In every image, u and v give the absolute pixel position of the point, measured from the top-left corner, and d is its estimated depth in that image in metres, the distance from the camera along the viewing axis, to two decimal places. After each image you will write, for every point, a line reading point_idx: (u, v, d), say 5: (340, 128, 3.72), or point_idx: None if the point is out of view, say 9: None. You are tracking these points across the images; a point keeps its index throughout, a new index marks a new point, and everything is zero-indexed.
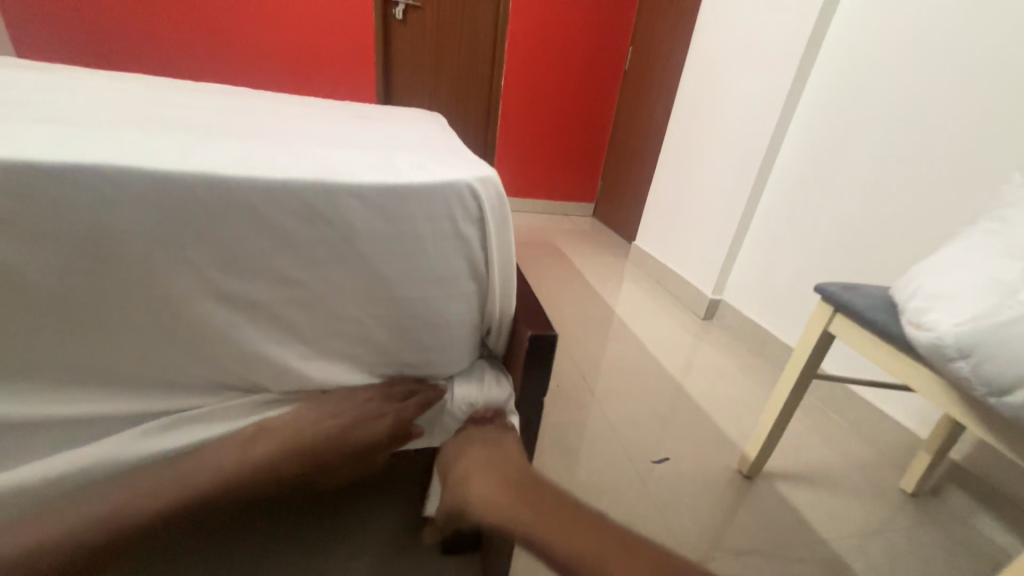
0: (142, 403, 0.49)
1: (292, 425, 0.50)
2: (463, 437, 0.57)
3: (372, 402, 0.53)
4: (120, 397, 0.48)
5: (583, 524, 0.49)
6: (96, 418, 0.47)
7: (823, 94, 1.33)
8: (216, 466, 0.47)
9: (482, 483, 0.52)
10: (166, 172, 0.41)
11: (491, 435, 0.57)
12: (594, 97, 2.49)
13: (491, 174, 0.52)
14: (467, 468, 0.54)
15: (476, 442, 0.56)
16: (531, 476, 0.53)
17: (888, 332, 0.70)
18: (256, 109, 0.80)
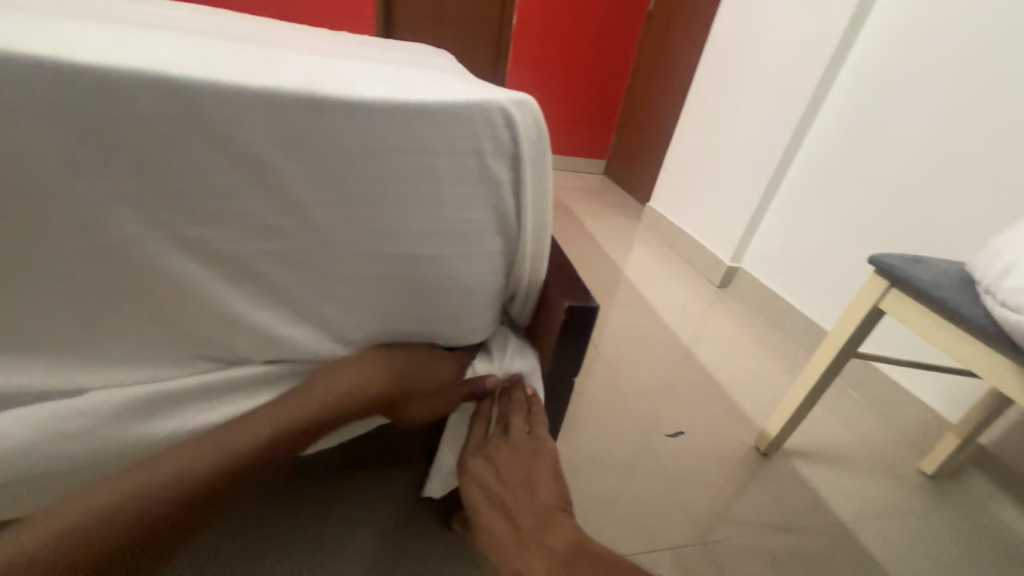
0: (98, 372, 0.40)
1: (329, 381, 0.43)
2: (485, 468, 0.49)
3: (408, 352, 0.47)
4: (64, 366, 0.39)
5: None
6: (36, 392, 0.39)
7: (882, 37, 1.17)
8: (248, 431, 0.41)
9: (528, 553, 0.44)
10: (89, 68, 0.30)
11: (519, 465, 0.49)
12: (613, 39, 2.27)
13: (528, 96, 0.40)
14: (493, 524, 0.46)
15: (502, 478, 0.48)
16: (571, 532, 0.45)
17: (960, 314, 0.61)
18: (223, 15, 0.65)
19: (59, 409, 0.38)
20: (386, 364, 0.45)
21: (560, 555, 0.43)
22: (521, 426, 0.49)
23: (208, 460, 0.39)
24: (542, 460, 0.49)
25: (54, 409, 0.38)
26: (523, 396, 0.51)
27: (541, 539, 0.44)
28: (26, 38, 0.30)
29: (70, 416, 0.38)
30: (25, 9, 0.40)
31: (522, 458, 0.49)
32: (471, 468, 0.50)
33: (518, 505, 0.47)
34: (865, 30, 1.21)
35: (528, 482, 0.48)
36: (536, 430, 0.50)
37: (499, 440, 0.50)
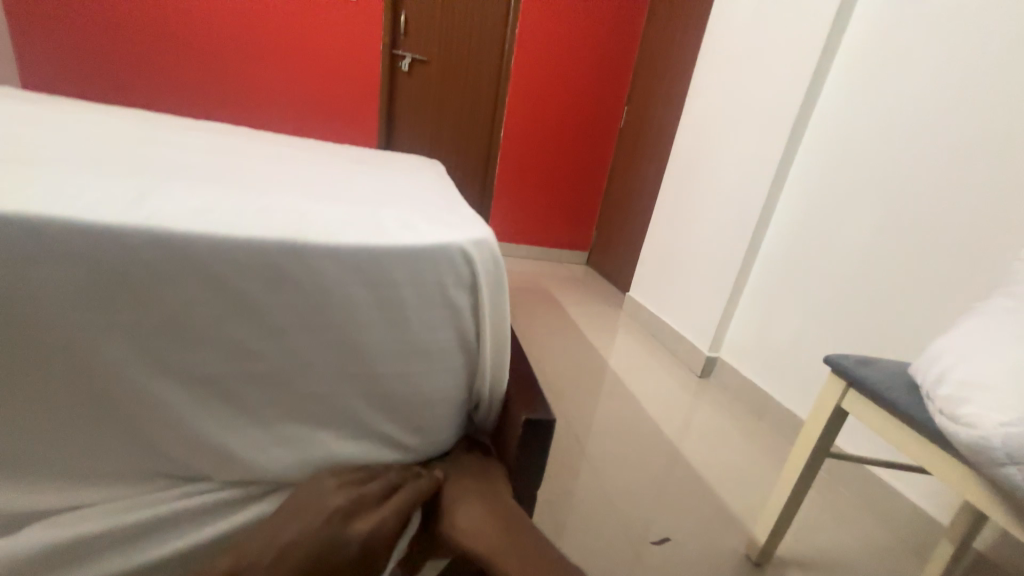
0: (40, 498, 0.40)
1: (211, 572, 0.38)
2: (454, 492, 0.47)
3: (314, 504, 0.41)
4: (12, 486, 0.39)
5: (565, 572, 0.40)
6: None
7: (814, 159, 1.35)
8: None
9: (474, 506, 0.45)
10: (107, 223, 0.35)
11: (485, 489, 0.47)
12: (589, 151, 2.56)
13: (486, 237, 0.47)
14: (450, 495, 0.46)
15: (470, 499, 0.45)
16: (518, 516, 0.45)
17: (910, 415, 0.65)
18: (244, 146, 0.76)
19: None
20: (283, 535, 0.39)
21: (503, 518, 0.44)
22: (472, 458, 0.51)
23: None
24: (495, 467, 0.50)
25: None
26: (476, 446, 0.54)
27: (488, 500, 0.46)
28: (62, 196, 0.36)
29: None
30: (77, 158, 0.48)
31: (486, 483, 0.47)
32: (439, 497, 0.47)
33: (494, 521, 0.44)
34: (800, 152, 1.40)
35: (484, 473, 0.49)
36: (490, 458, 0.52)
37: (455, 457, 0.51)
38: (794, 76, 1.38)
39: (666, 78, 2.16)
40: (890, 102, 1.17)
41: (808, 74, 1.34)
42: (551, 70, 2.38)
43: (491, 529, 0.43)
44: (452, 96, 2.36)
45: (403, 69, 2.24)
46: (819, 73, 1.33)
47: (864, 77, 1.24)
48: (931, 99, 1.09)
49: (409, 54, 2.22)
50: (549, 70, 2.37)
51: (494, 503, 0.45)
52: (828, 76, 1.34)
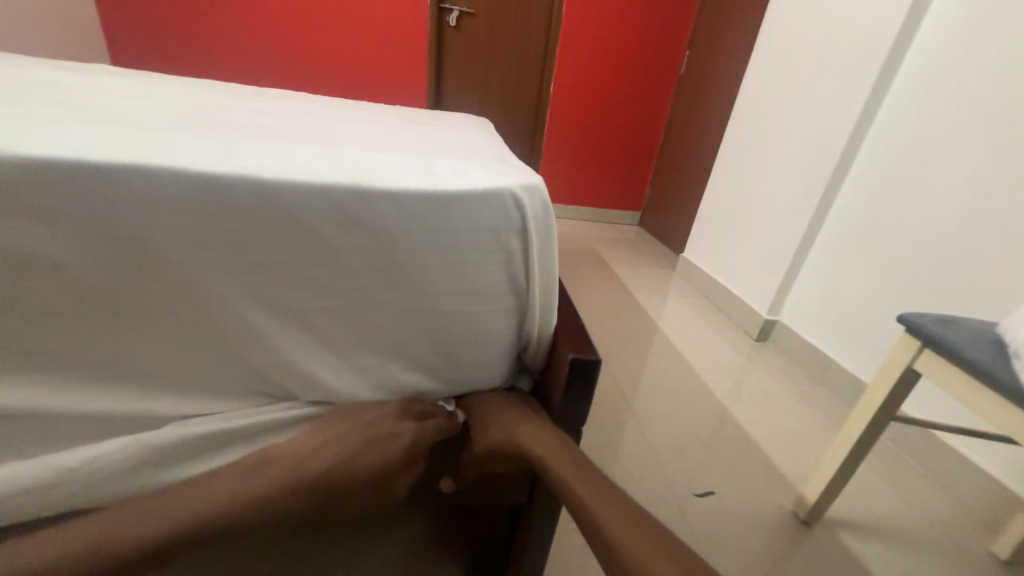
0: (161, 404, 0.47)
1: (310, 445, 0.46)
2: (511, 418, 0.51)
3: (387, 419, 0.49)
4: (123, 396, 0.46)
5: (613, 491, 0.46)
6: (112, 416, 0.46)
7: (908, 99, 1.19)
8: (209, 498, 0.42)
9: (535, 429, 0.49)
10: (210, 173, 0.40)
11: (538, 416, 0.51)
12: (645, 102, 2.41)
13: (536, 183, 0.49)
14: (511, 419, 0.50)
15: (526, 422, 0.50)
16: (573, 443, 0.50)
17: (992, 376, 0.60)
18: (305, 107, 0.81)
19: (63, 461, 0.43)
20: (371, 428, 0.47)
21: (562, 439, 0.49)
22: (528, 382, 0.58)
23: (190, 515, 0.41)
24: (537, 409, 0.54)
25: (58, 464, 0.43)
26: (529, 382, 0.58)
27: (548, 427, 0.50)
28: (169, 153, 0.42)
29: (84, 468, 0.43)
30: (169, 121, 0.53)
31: (538, 414, 0.52)
32: (490, 419, 0.52)
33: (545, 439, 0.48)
34: (893, 90, 1.23)
35: (535, 408, 0.53)
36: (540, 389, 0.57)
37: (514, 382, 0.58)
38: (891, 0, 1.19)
39: (735, 13, 1.94)
40: (1012, 24, 0.99)
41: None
42: (605, 13, 2.21)
43: (540, 445, 0.47)
44: (500, 49, 2.29)
45: (451, 24, 2.20)
46: None
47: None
48: None
49: (457, 8, 2.17)
50: (602, 13, 2.21)
51: (548, 427, 0.50)
52: None
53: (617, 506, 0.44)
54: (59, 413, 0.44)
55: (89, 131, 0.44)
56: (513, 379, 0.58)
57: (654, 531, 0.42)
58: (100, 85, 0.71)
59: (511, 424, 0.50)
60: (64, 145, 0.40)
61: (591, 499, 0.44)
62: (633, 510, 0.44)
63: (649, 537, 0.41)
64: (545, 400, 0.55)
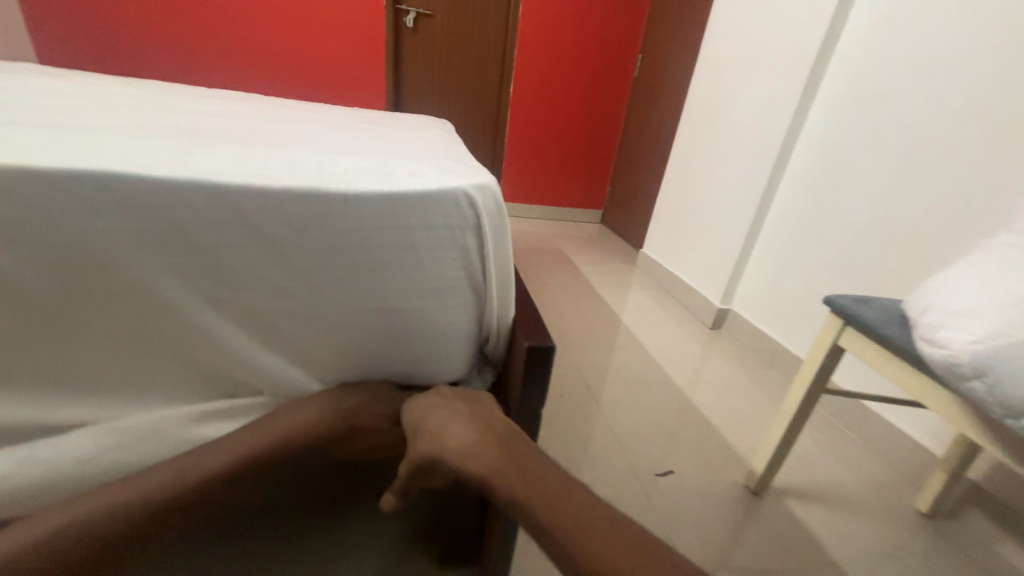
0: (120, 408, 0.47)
1: (251, 428, 0.47)
2: (442, 418, 0.51)
3: (365, 390, 0.52)
4: (75, 404, 0.46)
5: (551, 479, 0.47)
6: (70, 423, 0.46)
7: (833, 103, 1.31)
8: (190, 467, 0.45)
9: (464, 430, 0.50)
10: (160, 178, 0.40)
11: (472, 412, 0.52)
12: (602, 104, 2.49)
13: (488, 183, 0.52)
14: (442, 420, 0.51)
15: (457, 422, 0.50)
16: (510, 431, 0.51)
17: (900, 348, 0.68)
18: (260, 112, 0.80)
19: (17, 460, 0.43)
20: (318, 408, 0.49)
21: (495, 434, 0.50)
22: (489, 373, 0.62)
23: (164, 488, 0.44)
24: (481, 398, 0.55)
25: (1, 463, 0.43)
26: (489, 373, 0.61)
27: (480, 423, 0.51)
28: (115, 158, 0.42)
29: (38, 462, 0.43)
30: (122, 126, 0.53)
31: (474, 406, 0.53)
32: (425, 424, 0.51)
33: (484, 438, 0.49)
34: (820, 94, 1.35)
35: (473, 399, 0.54)
36: (501, 379, 0.60)
37: (474, 374, 0.61)
38: (815, 12, 1.31)
39: (682, 20, 2.05)
40: (915, 36, 1.11)
41: (830, 10, 1.27)
42: (560, 17, 2.27)
43: (480, 445, 0.49)
44: (459, 51, 2.31)
45: (409, 26, 2.20)
46: (843, 6, 1.26)
47: (889, 10, 1.17)
48: (958, 29, 1.03)
49: (414, 10, 2.16)
50: (558, 18, 2.27)
51: (482, 421, 0.51)
52: (852, 9, 1.26)
53: (553, 498, 0.46)
54: (11, 424, 0.44)
55: (33, 136, 0.43)
56: (475, 371, 0.61)
57: (592, 514, 0.44)
58: (36, 89, 0.68)
59: (440, 427, 0.50)
60: (2, 153, 0.39)
61: (526, 494, 0.46)
62: (570, 498, 0.46)
63: (585, 523, 0.44)
64: (506, 390, 0.58)
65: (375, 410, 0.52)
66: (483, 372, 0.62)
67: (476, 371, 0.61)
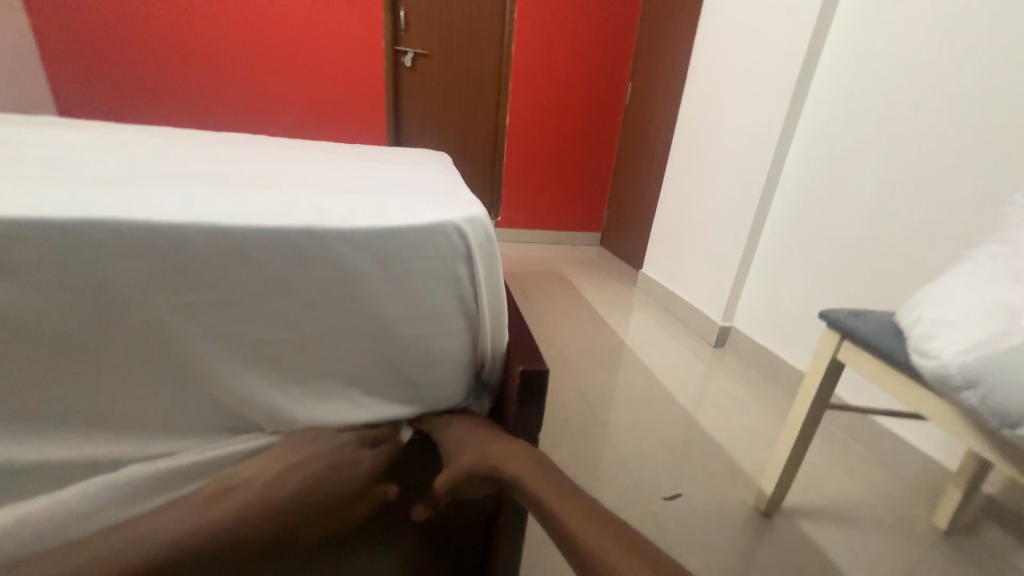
0: (119, 448, 0.47)
1: (209, 499, 0.45)
2: (477, 434, 0.54)
3: (340, 448, 0.50)
4: (80, 442, 0.46)
5: (583, 503, 0.47)
6: (69, 463, 0.45)
7: (817, 122, 1.35)
8: (145, 536, 0.42)
9: (498, 445, 0.52)
10: (166, 220, 0.43)
11: (504, 434, 0.54)
12: (595, 131, 2.56)
13: (478, 215, 0.54)
14: (478, 437, 0.53)
15: (491, 439, 0.53)
16: (541, 455, 0.52)
17: (896, 359, 0.68)
18: (264, 153, 0.84)
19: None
20: (287, 475, 0.47)
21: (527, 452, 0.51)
22: (485, 399, 0.62)
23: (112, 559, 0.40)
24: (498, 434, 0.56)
25: None
26: (486, 400, 0.62)
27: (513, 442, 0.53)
28: (125, 203, 0.44)
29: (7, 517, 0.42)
30: (136, 173, 0.56)
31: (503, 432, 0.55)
32: (472, 434, 0.54)
33: (527, 453, 0.51)
34: (804, 113, 1.39)
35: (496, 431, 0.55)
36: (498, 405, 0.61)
37: (471, 401, 0.61)
38: (793, 39, 1.37)
39: (668, 49, 2.14)
40: (890, 57, 1.16)
41: (806, 37, 1.33)
42: (551, 51, 2.38)
43: (524, 457, 0.51)
44: (456, 87, 2.40)
45: (407, 65, 2.30)
46: (819, 32, 1.32)
47: (864, 34, 1.23)
48: (930, 49, 1.08)
49: (412, 50, 2.27)
50: (549, 52, 2.38)
51: (514, 441, 0.53)
52: (828, 34, 1.32)
53: (585, 519, 0.45)
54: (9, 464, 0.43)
55: (52, 186, 0.46)
56: (471, 397, 0.61)
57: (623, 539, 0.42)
58: (55, 139, 0.72)
59: (476, 442, 0.53)
60: (23, 203, 0.42)
61: (558, 509, 0.46)
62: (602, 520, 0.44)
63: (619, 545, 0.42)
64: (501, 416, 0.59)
65: (344, 473, 0.50)
66: (480, 398, 0.62)
67: (474, 398, 0.62)
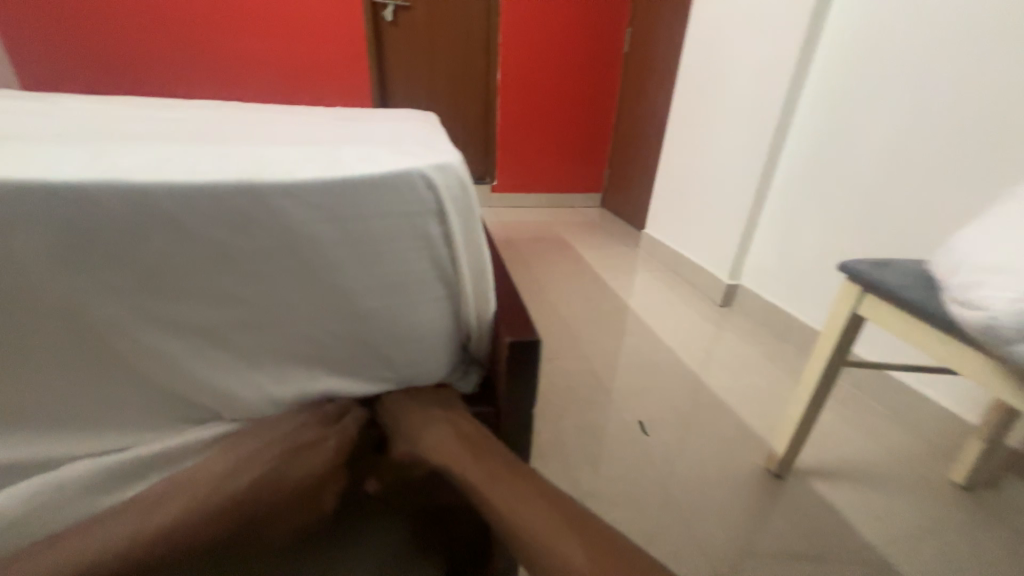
0: (74, 448, 0.44)
1: (166, 496, 0.41)
2: (417, 420, 0.49)
3: (303, 430, 0.46)
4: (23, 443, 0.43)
5: (528, 492, 0.44)
6: (25, 464, 0.43)
7: (835, 55, 1.22)
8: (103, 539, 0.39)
9: (436, 434, 0.47)
10: (72, 183, 0.36)
11: (447, 416, 0.49)
12: (593, 82, 2.40)
13: (450, 162, 0.47)
14: (418, 424, 0.48)
15: (432, 425, 0.48)
16: (486, 440, 0.48)
17: (928, 312, 0.61)
18: (222, 113, 0.76)
19: None
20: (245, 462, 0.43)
21: (468, 439, 0.47)
22: (475, 372, 0.57)
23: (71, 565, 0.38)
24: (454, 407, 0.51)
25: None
26: (476, 373, 0.57)
27: (454, 427, 0.48)
28: (26, 166, 0.38)
29: None
30: (62, 138, 0.49)
31: (448, 412, 0.50)
32: (404, 422, 0.49)
33: (462, 440, 0.47)
34: (821, 45, 1.26)
35: (445, 407, 0.51)
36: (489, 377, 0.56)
37: (458, 376, 0.56)
38: None
39: None
40: None
41: None
42: None
43: (456, 447, 0.46)
44: (442, 41, 2.25)
45: (387, 19, 2.14)
46: None
47: None
48: None
49: (391, 2, 2.11)
50: None
51: (458, 426, 0.48)
52: None
53: (529, 511, 0.42)
54: None
55: None
56: (459, 371, 0.56)
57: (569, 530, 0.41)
58: None
59: (415, 431, 0.48)
60: None
61: (501, 504, 0.43)
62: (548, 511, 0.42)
63: (565, 537, 0.40)
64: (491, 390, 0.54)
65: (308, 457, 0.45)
66: (469, 371, 0.57)
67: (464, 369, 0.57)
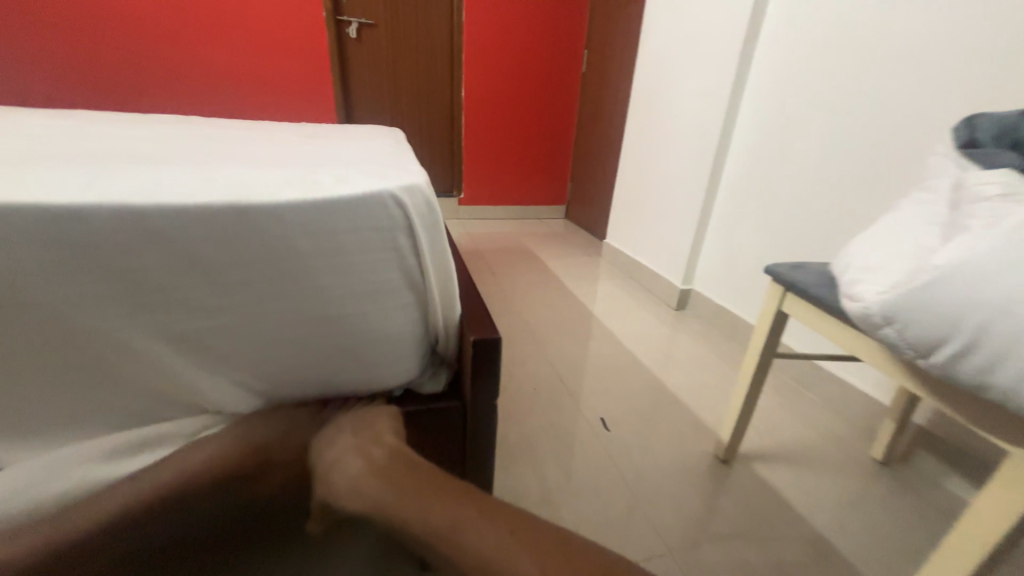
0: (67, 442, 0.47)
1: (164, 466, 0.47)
2: (334, 452, 0.52)
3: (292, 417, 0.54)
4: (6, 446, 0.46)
5: (441, 494, 0.48)
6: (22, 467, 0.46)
7: (762, 83, 1.37)
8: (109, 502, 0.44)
9: (348, 468, 0.50)
10: (71, 204, 0.40)
11: (360, 440, 0.52)
12: (553, 101, 2.52)
13: (416, 183, 0.53)
14: (333, 458, 0.51)
15: (347, 455, 0.51)
16: (399, 457, 0.51)
17: (832, 306, 0.72)
18: (193, 133, 0.78)
19: None
20: (238, 436, 0.50)
21: (379, 463, 0.50)
22: (444, 371, 0.63)
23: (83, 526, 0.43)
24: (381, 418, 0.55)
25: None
26: (444, 372, 0.63)
27: (366, 451, 0.51)
28: (22, 188, 0.41)
29: None
30: (40, 158, 0.51)
31: (364, 433, 0.52)
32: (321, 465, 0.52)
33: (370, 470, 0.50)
34: (751, 74, 1.41)
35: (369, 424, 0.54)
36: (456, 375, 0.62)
37: (427, 375, 0.62)
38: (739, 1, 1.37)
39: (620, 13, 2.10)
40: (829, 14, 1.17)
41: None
42: (502, 17, 2.29)
43: (365, 482, 0.49)
44: (406, 58, 2.31)
45: (352, 35, 2.17)
46: None
47: None
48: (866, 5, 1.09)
49: (356, 19, 2.14)
50: (500, 19, 2.29)
51: (368, 450, 0.51)
52: None
53: (442, 513, 0.47)
54: None
55: None
56: (427, 371, 0.62)
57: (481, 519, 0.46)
58: None
59: (331, 465, 0.51)
60: None
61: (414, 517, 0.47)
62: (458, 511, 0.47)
63: (476, 531, 0.45)
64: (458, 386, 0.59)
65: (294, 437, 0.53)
66: (438, 370, 0.63)
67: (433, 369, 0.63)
